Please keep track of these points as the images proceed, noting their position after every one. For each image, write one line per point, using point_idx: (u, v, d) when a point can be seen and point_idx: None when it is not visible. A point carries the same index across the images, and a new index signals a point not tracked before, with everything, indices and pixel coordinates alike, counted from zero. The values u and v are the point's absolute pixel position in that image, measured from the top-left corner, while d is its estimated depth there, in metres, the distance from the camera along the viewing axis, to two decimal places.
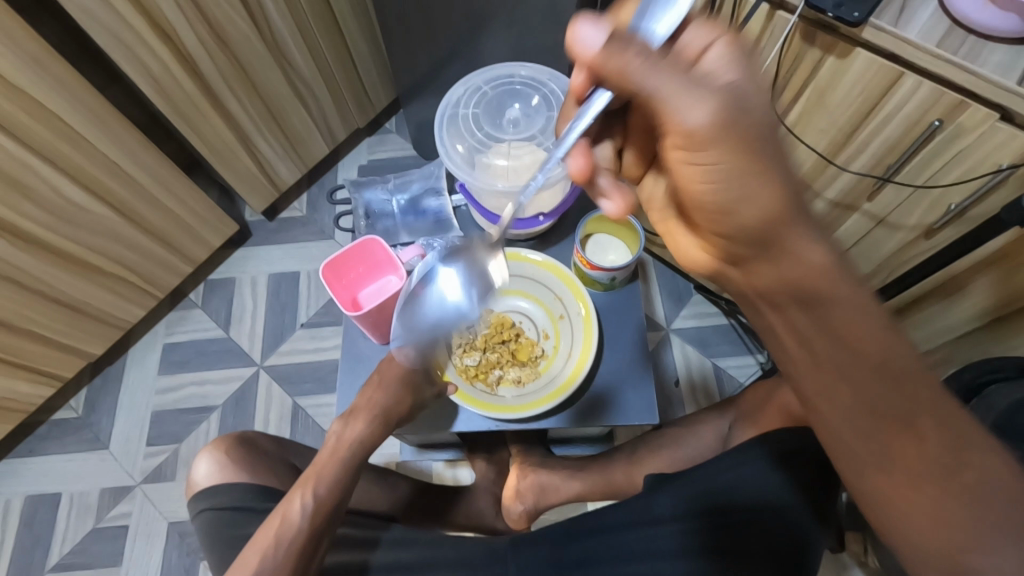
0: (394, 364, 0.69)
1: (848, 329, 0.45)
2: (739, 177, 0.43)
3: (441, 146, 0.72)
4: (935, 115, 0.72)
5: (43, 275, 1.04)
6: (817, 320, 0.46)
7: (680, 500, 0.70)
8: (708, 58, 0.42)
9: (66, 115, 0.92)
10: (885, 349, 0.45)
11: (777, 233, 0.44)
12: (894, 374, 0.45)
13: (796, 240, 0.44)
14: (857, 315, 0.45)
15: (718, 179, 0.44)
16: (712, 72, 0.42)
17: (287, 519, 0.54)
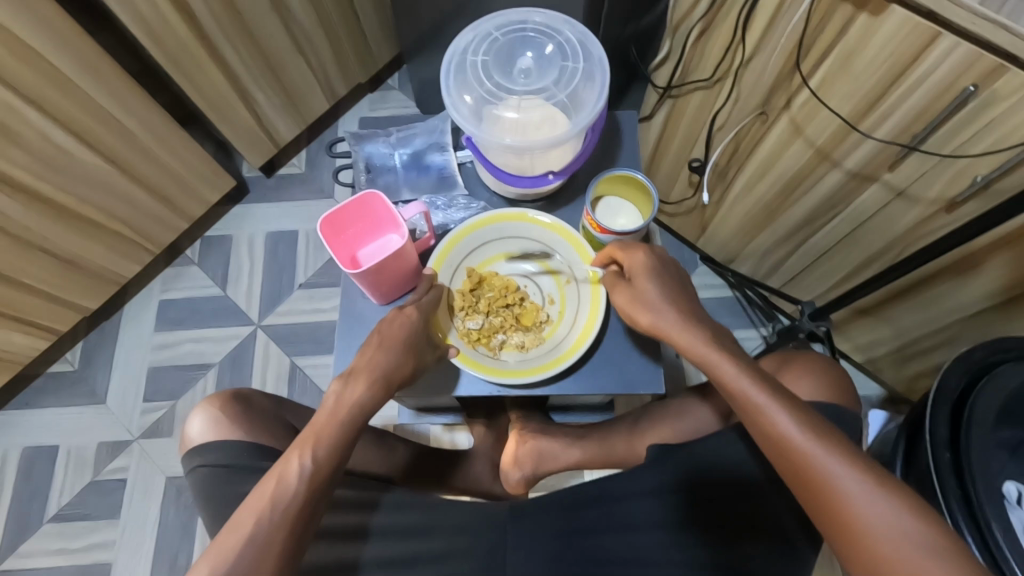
0: (397, 324, 0.66)
1: (739, 394, 0.57)
2: (644, 303, 0.66)
3: (447, 97, 0.67)
4: (970, 80, 0.68)
5: (34, 226, 1.01)
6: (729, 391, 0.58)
7: (678, 472, 0.69)
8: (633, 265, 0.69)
9: (53, 57, 0.87)
10: (764, 419, 0.55)
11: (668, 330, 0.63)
12: (784, 443, 0.53)
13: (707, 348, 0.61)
14: (741, 384, 0.57)
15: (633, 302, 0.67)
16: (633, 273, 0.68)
17: (283, 482, 0.52)
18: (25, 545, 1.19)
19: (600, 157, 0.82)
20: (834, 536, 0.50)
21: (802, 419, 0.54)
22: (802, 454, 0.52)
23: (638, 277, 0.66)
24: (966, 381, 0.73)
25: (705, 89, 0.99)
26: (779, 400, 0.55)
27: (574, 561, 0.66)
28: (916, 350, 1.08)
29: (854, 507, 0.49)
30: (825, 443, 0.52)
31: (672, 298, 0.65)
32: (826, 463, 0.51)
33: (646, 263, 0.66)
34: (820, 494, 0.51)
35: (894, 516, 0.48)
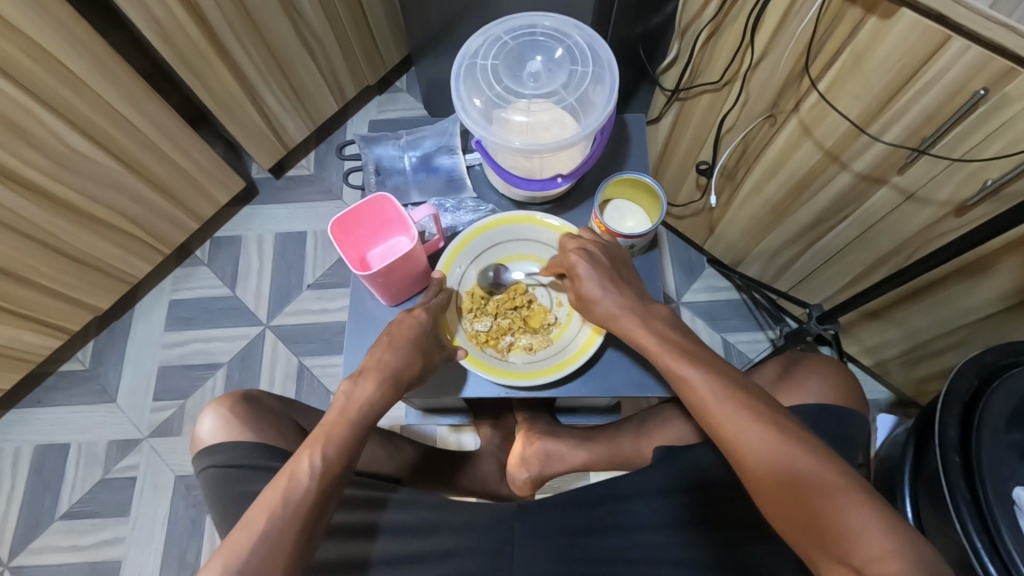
0: (405, 326, 0.66)
1: (668, 367, 0.60)
2: (592, 301, 0.67)
3: (457, 100, 0.68)
4: (980, 83, 0.68)
5: (47, 225, 1.02)
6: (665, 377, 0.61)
7: (682, 473, 0.69)
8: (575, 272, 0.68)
9: (67, 60, 0.88)
10: (692, 393, 0.58)
11: (610, 316, 0.66)
12: (705, 406, 0.57)
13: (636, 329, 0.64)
14: (671, 363, 0.60)
15: (579, 302, 0.69)
16: (574, 275, 0.68)
17: (294, 479, 0.53)
18: (37, 541, 1.21)
19: (609, 159, 0.83)
20: (760, 489, 0.53)
21: (720, 383, 0.57)
22: (721, 415, 0.55)
23: (578, 284, 0.67)
24: (976, 384, 0.73)
25: (713, 92, 0.99)
26: (699, 367, 0.58)
27: (579, 561, 0.66)
28: (924, 353, 1.07)
29: (775, 459, 0.52)
30: (742, 402, 0.55)
31: (607, 286, 0.66)
32: (743, 419, 0.54)
33: (582, 270, 0.66)
34: (755, 462, 0.53)
35: (813, 465, 0.51)
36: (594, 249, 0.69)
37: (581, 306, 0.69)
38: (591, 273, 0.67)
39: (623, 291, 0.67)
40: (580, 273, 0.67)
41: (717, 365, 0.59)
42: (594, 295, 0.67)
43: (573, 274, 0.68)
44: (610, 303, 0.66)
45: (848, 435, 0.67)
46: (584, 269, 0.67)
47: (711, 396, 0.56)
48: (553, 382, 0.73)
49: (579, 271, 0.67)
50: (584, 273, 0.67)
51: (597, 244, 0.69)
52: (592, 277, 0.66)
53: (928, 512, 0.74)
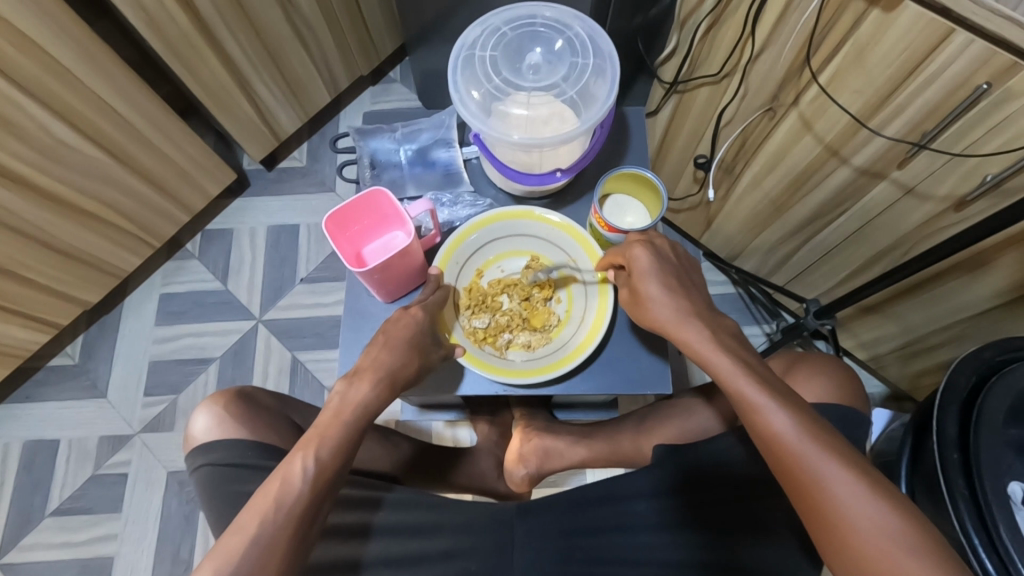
0: (402, 323, 0.65)
1: (737, 390, 0.58)
2: (649, 296, 0.65)
3: (455, 92, 0.66)
4: (984, 78, 0.67)
5: (35, 218, 1.00)
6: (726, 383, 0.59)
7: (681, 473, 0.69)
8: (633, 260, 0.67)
9: (52, 48, 0.86)
10: (763, 417, 0.56)
11: (671, 324, 0.64)
12: (777, 438, 0.55)
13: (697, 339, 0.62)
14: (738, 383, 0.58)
15: (633, 295, 0.67)
16: (633, 265, 0.67)
17: (288, 482, 0.52)
18: (28, 538, 1.19)
19: (608, 153, 0.82)
20: (822, 529, 0.51)
21: (795, 417, 0.55)
22: (795, 449, 0.53)
23: (638, 276, 0.66)
24: (974, 380, 0.73)
25: (712, 84, 0.98)
26: (774, 397, 0.56)
27: (579, 562, 0.66)
28: (920, 348, 1.07)
29: (845, 503, 0.51)
30: (818, 439, 0.54)
31: (671, 289, 0.65)
32: (817, 456, 0.53)
33: (647, 262, 0.65)
34: (823, 497, 0.51)
35: (885, 514, 0.50)
36: (660, 245, 0.68)
37: (632, 301, 0.67)
38: (654, 265, 0.66)
39: (688, 300, 0.65)
40: (640, 263, 0.66)
41: (791, 395, 0.57)
42: (653, 296, 0.65)
43: (633, 263, 0.67)
44: (669, 297, 0.64)
45: (848, 432, 0.66)
46: (647, 258, 0.66)
47: (784, 429, 0.54)
48: (551, 379, 0.72)
49: (639, 260, 0.66)
50: (646, 265, 0.66)
51: (663, 240, 0.69)
52: (654, 270, 0.65)
53: (925, 508, 0.74)
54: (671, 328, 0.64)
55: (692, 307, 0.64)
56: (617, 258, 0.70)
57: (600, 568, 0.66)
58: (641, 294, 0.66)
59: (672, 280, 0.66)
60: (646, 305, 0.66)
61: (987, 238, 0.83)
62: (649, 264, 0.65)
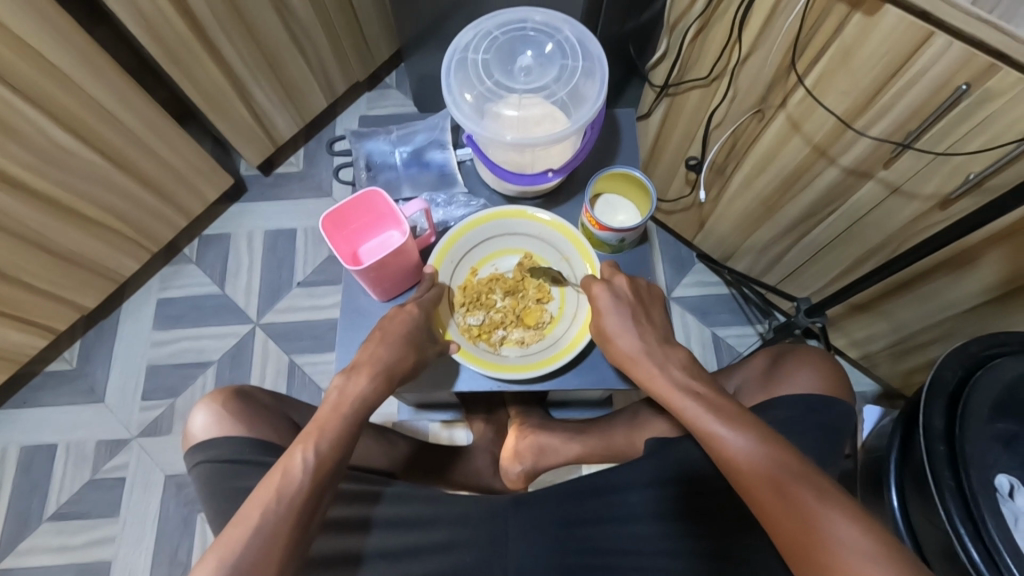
0: (399, 320, 0.66)
1: (691, 420, 0.60)
2: (609, 330, 0.68)
3: (449, 94, 0.68)
4: (963, 79, 0.69)
5: (33, 222, 1.01)
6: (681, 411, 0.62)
7: (669, 466, 0.70)
8: (596, 296, 0.70)
9: (52, 55, 0.87)
10: (716, 440, 0.58)
11: (630, 355, 0.67)
12: (734, 460, 0.56)
13: (653, 371, 0.65)
14: (695, 412, 0.60)
15: (596, 325, 0.70)
16: (595, 300, 0.70)
17: (289, 473, 0.53)
18: (25, 542, 1.19)
19: (600, 154, 0.83)
20: (788, 545, 0.52)
21: (751, 438, 0.57)
22: (751, 470, 0.55)
23: (599, 313, 0.69)
24: (961, 373, 0.74)
25: (702, 87, 1.00)
26: (729, 422, 0.58)
27: (575, 551, 0.67)
28: (909, 346, 1.09)
29: (805, 516, 0.52)
30: (775, 456, 0.55)
31: (631, 326, 0.67)
32: (773, 473, 0.54)
33: (607, 300, 0.68)
34: (784, 506, 0.53)
35: (846, 525, 0.50)
36: (620, 283, 0.70)
37: (596, 330, 0.70)
38: (613, 302, 0.68)
39: (648, 333, 0.67)
40: (601, 302, 0.69)
41: (746, 418, 0.59)
42: (614, 329, 0.68)
43: (595, 298, 0.69)
44: (624, 337, 0.67)
45: (837, 424, 0.68)
46: (606, 296, 0.69)
47: (741, 449, 0.56)
48: (545, 374, 0.73)
49: (600, 298, 0.69)
50: (607, 298, 0.68)
51: (624, 277, 0.71)
52: (613, 307, 0.68)
53: (914, 501, 0.75)
54: (631, 359, 0.67)
55: (650, 342, 0.67)
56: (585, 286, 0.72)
57: (594, 558, 0.66)
58: (605, 327, 0.68)
59: (634, 314, 0.68)
60: (605, 336, 0.68)
61: (971, 237, 0.84)
62: (608, 305, 0.68)
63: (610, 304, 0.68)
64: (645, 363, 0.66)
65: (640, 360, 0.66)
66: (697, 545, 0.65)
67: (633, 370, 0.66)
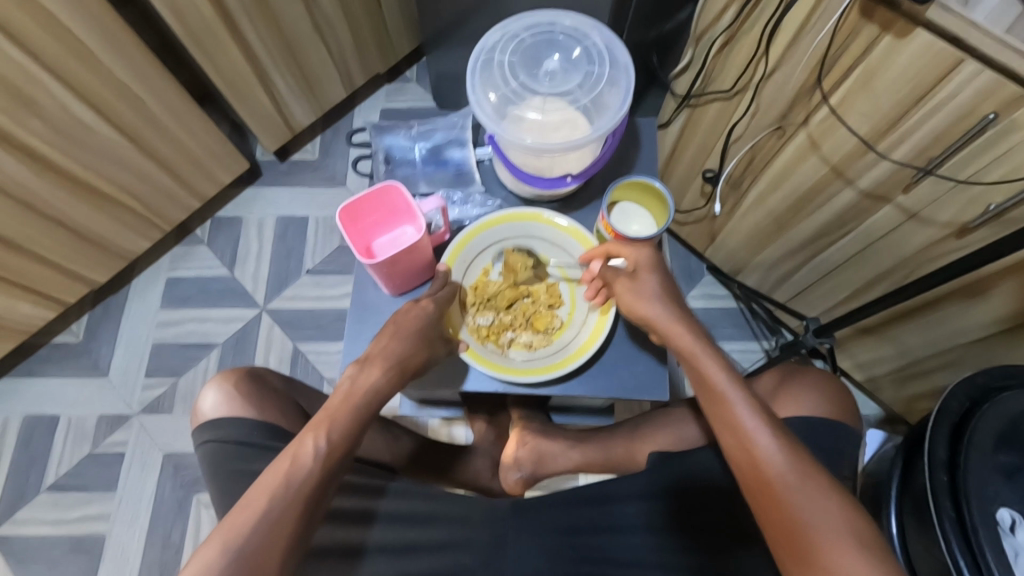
0: (413, 315, 0.66)
1: (709, 387, 0.59)
2: (640, 285, 0.65)
3: (472, 94, 0.68)
4: (990, 108, 0.68)
5: (48, 196, 1.02)
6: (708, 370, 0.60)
7: (657, 479, 0.70)
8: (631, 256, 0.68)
9: (78, 31, 0.88)
10: (731, 413, 0.57)
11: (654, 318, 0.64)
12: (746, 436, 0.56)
13: (679, 333, 0.63)
14: (718, 381, 0.59)
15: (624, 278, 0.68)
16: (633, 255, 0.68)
17: (298, 459, 0.53)
18: (21, 512, 1.20)
19: (620, 161, 0.83)
20: (773, 525, 0.53)
21: (765, 421, 0.57)
22: (760, 448, 0.55)
23: (638, 273, 0.66)
24: (967, 406, 0.73)
25: (723, 101, 0.99)
26: (750, 399, 0.58)
27: (579, 560, 0.67)
28: (916, 372, 1.08)
29: (796, 500, 0.52)
30: (783, 440, 0.55)
31: (667, 290, 0.65)
32: (778, 454, 0.55)
33: (648, 259, 0.66)
34: (780, 488, 0.53)
35: (836, 512, 0.51)
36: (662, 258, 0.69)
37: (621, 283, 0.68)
38: (654, 262, 0.67)
39: (676, 300, 0.66)
40: (638, 263, 0.67)
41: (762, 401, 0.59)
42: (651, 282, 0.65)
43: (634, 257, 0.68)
44: (653, 292, 0.65)
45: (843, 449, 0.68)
46: (643, 256, 0.67)
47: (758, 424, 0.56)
48: (550, 380, 0.73)
49: (639, 256, 0.67)
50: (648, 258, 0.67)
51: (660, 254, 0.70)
52: (650, 266, 0.66)
53: (914, 530, 0.75)
54: (661, 315, 0.64)
55: (683, 305, 0.65)
56: (614, 245, 0.70)
57: (596, 567, 0.66)
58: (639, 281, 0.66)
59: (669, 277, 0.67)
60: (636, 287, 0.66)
61: (982, 270, 0.84)
62: (645, 264, 0.66)
63: (646, 263, 0.67)
64: (673, 324, 0.63)
65: (668, 320, 0.63)
66: (697, 560, 0.65)
67: (658, 327, 0.64)
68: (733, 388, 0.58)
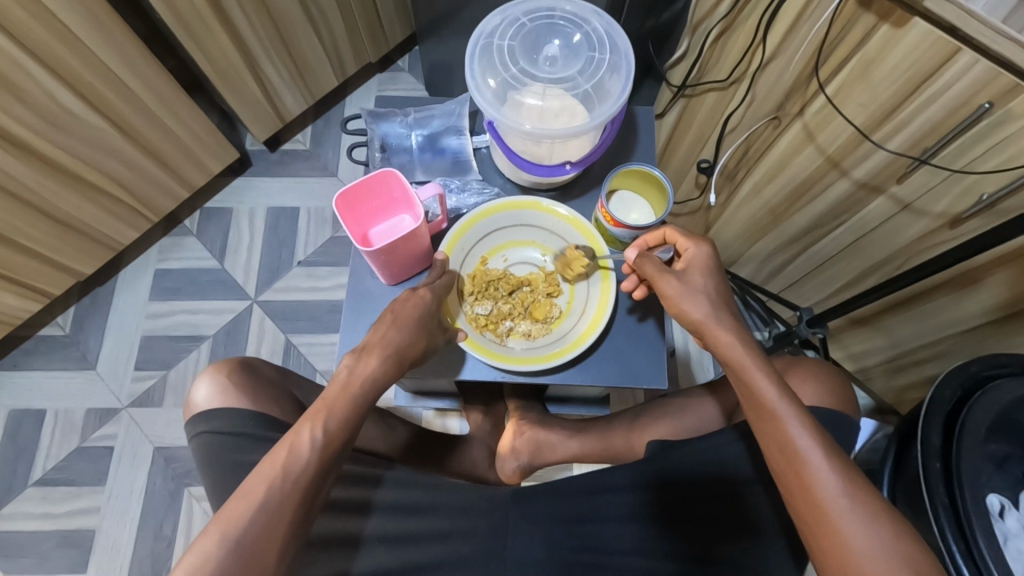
0: (410, 304, 0.66)
1: (758, 403, 0.58)
2: (693, 283, 0.65)
3: (471, 79, 0.67)
4: (985, 98, 0.69)
5: (33, 185, 1.00)
6: (756, 378, 0.59)
7: (655, 467, 0.70)
8: (687, 248, 0.67)
9: (63, 16, 0.86)
10: (781, 429, 0.56)
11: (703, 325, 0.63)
12: (797, 455, 0.55)
13: (722, 338, 0.62)
14: (768, 395, 0.57)
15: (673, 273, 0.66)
16: (688, 253, 0.67)
17: (295, 450, 0.52)
18: (9, 507, 1.18)
19: (617, 150, 0.83)
20: (822, 551, 0.52)
21: (816, 437, 0.55)
22: (811, 469, 0.53)
23: (693, 266, 0.66)
24: (959, 395, 0.74)
25: (720, 90, 0.99)
26: (800, 415, 0.56)
27: (576, 550, 0.67)
28: (908, 362, 1.09)
29: (847, 524, 0.51)
30: (837, 463, 0.54)
31: (717, 294, 0.65)
32: (830, 477, 0.53)
33: (707, 254, 0.66)
34: (829, 508, 0.52)
35: (889, 543, 0.49)
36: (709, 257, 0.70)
37: (668, 277, 0.65)
38: (708, 260, 0.66)
39: (725, 303, 0.65)
40: (694, 257, 0.67)
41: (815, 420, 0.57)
42: (703, 285, 0.65)
43: (687, 253, 0.67)
44: (705, 291, 0.64)
45: (840, 436, 0.68)
46: (699, 251, 0.67)
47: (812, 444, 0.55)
48: (549, 369, 0.73)
49: (693, 253, 0.67)
50: (702, 257, 0.66)
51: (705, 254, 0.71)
52: (706, 263, 0.66)
53: (906, 517, 0.76)
54: (712, 320, 0.63)
55: (734, 310, 0.65)
56: (668, 233, 0.69)
57: (595, 557, 0.67)
58: (689, 284, 0.65)
59: (720, 282, 0.66)
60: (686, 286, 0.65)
61: (975, 260, 0.85)
62: (702, 259, 0.66)
63: (703, 260, 0.66)
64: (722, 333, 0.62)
65: (717, 329, 0.62)
66: (694, 549, 0.66)
67: (706, 331, 0.63)
68: (784, 402, 0.57)
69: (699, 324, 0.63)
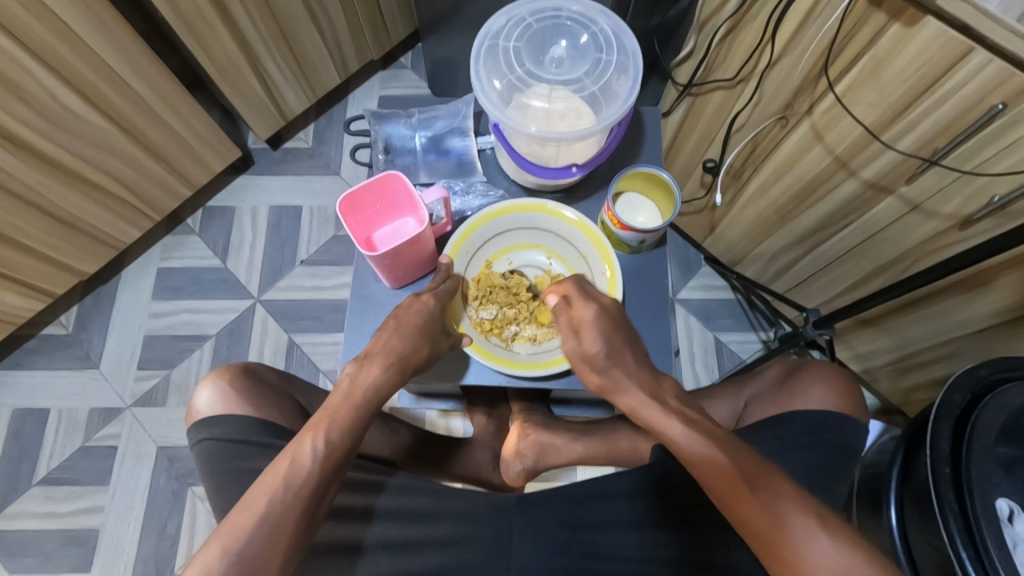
0: (413, 310, 0.65)
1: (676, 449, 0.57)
2: (586, 345, 0.63)
3: (476, 81, 0.66)
4: (999, 98, 0.67)
5: (36, 184, 0.99)
6: (669, 423, 0.58)
7: (657, 477, 0.70)
8: (582, 306, 0.66)
9: (64, 15, 0.85)
10: (705, 468, 0.54)
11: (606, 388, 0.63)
12: (728, 491, 0.53)
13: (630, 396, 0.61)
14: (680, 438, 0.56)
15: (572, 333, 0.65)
16: (582, 311, 0.65)
17: (297, 461, 0.52)
18: (13, 506, 1.18)
19: (623, 152, 0.82)
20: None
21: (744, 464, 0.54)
22: (746, 504, 0.52)
23: (587, 327, 0.64)
24: (969, 398, 0.73)
25: (727, 89, 0.98)
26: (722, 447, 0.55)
27: (578, 557, 0.67)
28: (915, 364, 1.08)
29: (801, 548, 0.50)
30: (769, 490, 0.53)
31: (614, 348, 0.63)
32: (760, 504, 0.52)
33: (597, 314, 0.64)
34: (775, 539, 0.51)
35: (840, 556, 0.49)
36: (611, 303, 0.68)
37: (570, 339, 0.65)
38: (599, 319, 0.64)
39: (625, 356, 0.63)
40: (587, 317, 0.65)
41: (733, 440, 0.56)
42: (597, 345, 0.63)
43: (582, 312, 0.65)
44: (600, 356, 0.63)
45: (846, 441, 0.68)
46: (592, 311, 0.65)
47: (731, 475, 0.53)
48: (555, 374, 0.72)
49: (589, 311, 0.65)
50: (595, 315, 0.64)
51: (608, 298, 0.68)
52: (599, 320, 0.64)
53: (914, 522, 0.75)
54: (613, 377, 0.62)
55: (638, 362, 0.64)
56: (571, 289, 0.67)
57: (599, 564, 0.66)
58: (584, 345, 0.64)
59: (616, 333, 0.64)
60: (583, 347, 0.64)
61: (983, 266, 0.84)
62: (595, 318, 0.64)
63: (596, 318, 0.64)
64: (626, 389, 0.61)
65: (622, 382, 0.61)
66: (692, 554, 0.65)
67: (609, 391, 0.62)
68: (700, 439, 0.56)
69: (601, 386, 0.63)
